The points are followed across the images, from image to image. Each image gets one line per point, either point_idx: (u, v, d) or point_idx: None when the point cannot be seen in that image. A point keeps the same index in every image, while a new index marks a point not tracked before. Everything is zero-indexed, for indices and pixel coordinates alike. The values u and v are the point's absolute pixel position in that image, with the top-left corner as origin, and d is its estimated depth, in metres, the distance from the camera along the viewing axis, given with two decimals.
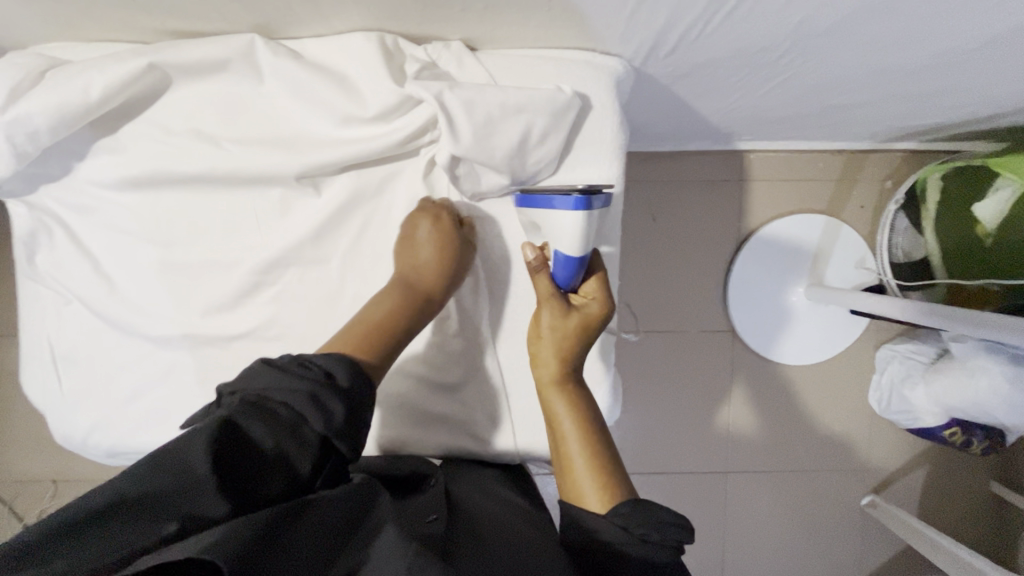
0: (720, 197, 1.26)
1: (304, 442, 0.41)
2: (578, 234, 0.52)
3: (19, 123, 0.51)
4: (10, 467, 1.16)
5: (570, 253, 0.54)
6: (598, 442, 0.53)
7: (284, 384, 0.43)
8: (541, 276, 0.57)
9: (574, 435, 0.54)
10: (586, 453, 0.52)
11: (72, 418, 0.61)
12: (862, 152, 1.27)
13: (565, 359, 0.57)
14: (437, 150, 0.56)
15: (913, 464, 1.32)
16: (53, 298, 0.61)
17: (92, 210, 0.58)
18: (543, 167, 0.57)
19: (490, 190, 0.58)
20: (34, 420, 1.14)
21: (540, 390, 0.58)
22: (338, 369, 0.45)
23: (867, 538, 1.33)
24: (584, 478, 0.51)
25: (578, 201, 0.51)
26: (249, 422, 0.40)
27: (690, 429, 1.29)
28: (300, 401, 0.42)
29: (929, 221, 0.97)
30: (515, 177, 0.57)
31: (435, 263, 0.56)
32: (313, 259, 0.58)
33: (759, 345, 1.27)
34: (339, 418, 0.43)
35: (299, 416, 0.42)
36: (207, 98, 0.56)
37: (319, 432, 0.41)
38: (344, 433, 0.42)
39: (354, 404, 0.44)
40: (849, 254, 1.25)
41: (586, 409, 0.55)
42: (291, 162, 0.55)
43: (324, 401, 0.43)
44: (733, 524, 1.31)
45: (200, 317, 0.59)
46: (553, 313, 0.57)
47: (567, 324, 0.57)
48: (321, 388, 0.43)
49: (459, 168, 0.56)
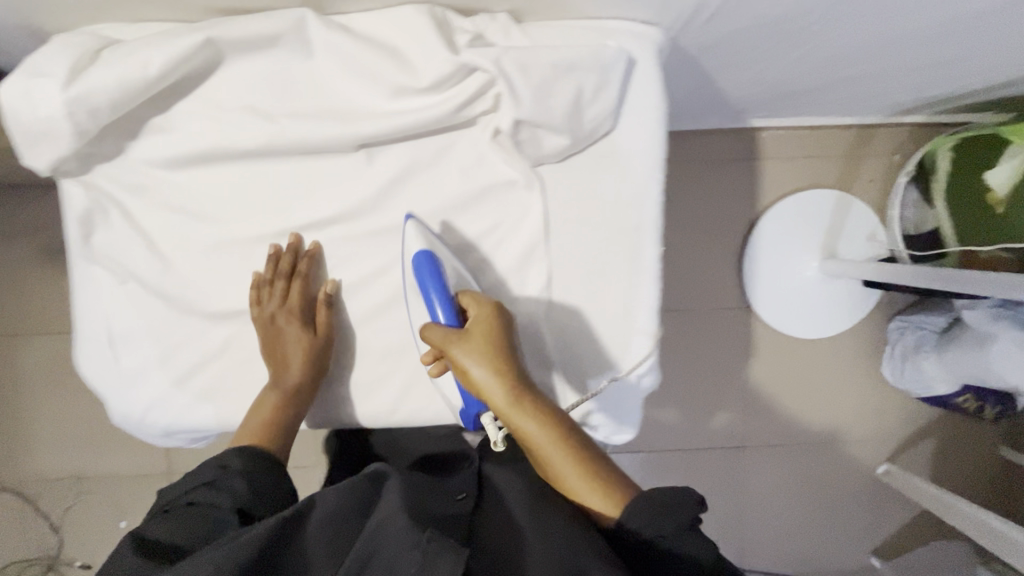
0: (733, 176, 1.29)
1: (220, 521, 0.49)
2: (421, 237, 0.57)
3: (81, 101, 0.50)
4: (38, 466, 1.18)
5: (422, 261, 0.56)
6: (576, 439, 0.52)
7: (186, 488, 0.52)
8: (433, 329, 0.55)
9: (555, 447, 0.51)
10: (571, 461, 0.50)
11: (131, 400, 0.62)
12: (870, 128, 1.30)
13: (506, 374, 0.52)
14: (498, 115, 0.57)
15: (925, 432, 1.35)
16: (107, 279, 0.60)
17: (148, 189, 0.58)
18: (600, 123, 0.58)
19: (550, 153, 0.58)
20: (64, 418, 1.17)
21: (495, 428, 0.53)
22: (232, 459, 0.55)
23: (882, 505, 1.36)
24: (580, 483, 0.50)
25: (409, 217, 0.59)
26: (166, 526, 0.48)
27: (706, 407, 1.32)
28: (201, 493, 0.51)
29: (941, 191, 1.01)
30: (574, 137, 0.57)
31: (302, 364, 0.60)
32: (366, 230, 0.60)
33: (777, 323, 1.29)
34: (241, 490, 0.52)
35: (212, 504, 0.50)
36: (260, 75, 0.56)
37: (230, 506, 0.50)
38: (260, 504, 0.52)
39: (254, 481, 0.54)
40: (861, 227, 1.27)
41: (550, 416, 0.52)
42: (350, 134, 0.57)
43: (222, 485, 0.52)
44: (749, 497, 1.34)
45: (258, 290, 0.60)
46: (474, 338, 0.54)
47: (484, 352, 0.53)
48: (216, 477, 0.53)
49: (521, 133, 0.57)
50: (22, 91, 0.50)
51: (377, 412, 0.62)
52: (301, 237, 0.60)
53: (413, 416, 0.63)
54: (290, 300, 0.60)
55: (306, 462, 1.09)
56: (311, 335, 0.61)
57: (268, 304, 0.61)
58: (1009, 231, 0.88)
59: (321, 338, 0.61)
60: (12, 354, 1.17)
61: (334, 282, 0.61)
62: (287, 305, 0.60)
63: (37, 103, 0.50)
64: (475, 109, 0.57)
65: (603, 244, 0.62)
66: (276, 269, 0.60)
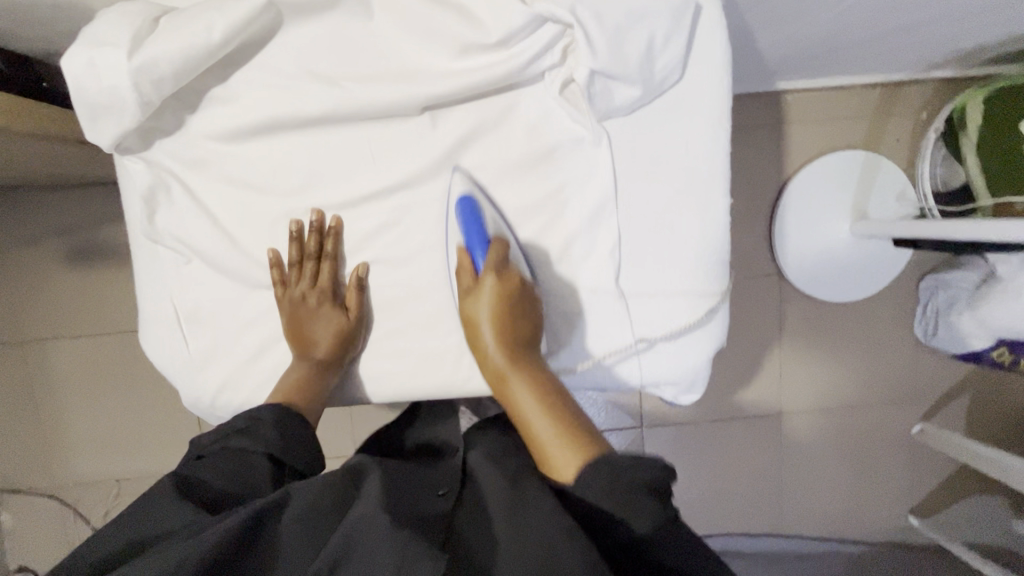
0: (759, 142, 1.27)
1: (256, 467, 0.51)
2: (466, 181, 0.58)
3: (145, 70, 0.49)
4: (74, 471, 1.16)
5: (462, 203, 0.57)
6: (560, 405, 0.52)
7: (219, 431, 0.52)
8: (463, 271, 0.58)
9: (539, 410, 0.52)
10: (553, 421, 0.51)
11: (200, 382, 0.61)
12: (896, 86, 1.26)
13: (506, 337, 0.56)
14: (572, 65, 0.55)
15: (961, 389, 1.34)
16: (173, 259, 0.60)
17: (207, 163, 0.57)
18: (670, 73, 0.56)
19: (621, 106, 0.57)
20: (97, 421, 1.16)
21: (496, 379, 0.56)
22: (262, 411, 0.54)
23: (922, 467, 1.35)
24: (551, 445, 0.49)
25: (457, 169, 0.59)
26: (201, 469, 0.49)
27: (740, 377, 1.30)
28: (233, 437, 0.52)
29: (971, 147, 0.98)
30: (645, 87, 0.56)
31: (333, 342, 0.59)
32: (430, 195, 0.59)
33: (811, 289, 1.25)
34: (273, 438, 0.52)
35: (243, 450, 0.51)
36: (319, 39, 0.54)
37: (264, 452, 0.51)
38: (291, 454, 0.53)
39: (287, 430, 0.53)
40: (889, 189, 1.22)
41: (543, 383, 0.54)
42: (415, 95, 0.55)
43: (254, 431, 0.52)
44: (787, 464, 1.33)
45: (323, 260, 0.59)
46: (483, 300, 0.56)
47: (498, 301, 0.55)
48: (247, 424, 0.53)
49: (593, 86, 0.55)
50: (86, 62, 0.49)
51: (444, 383, 0.60)
52: (365, 206, 0.59)
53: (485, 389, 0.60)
54: (321, 282, 0.60)
55: (348, 450, 1.08)
56: (343, 314, 0.60)
57: (297, 285, 0.60)
58: None
59: (354, 318, 0.60)
60: (44, 359, 1.14)
61: (365, 265, 0.60)
62: (320, 284, 0.60)
63: (102, 75, 0.49)
64: (543, 63, 0.55)
65: (672, 200, 0.60)
66: (302, 250, 0.59)
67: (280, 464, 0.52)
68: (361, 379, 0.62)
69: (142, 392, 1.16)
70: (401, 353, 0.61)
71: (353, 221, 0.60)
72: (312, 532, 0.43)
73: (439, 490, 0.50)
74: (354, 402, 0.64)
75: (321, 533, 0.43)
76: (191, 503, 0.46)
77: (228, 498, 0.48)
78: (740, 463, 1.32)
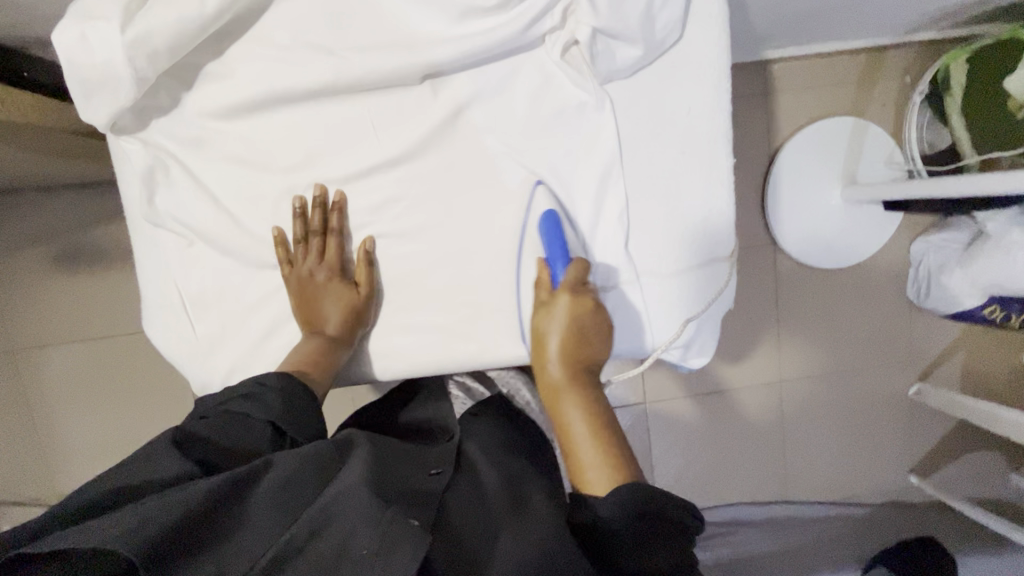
0: (748, 112, 1.26)
1: (256, 432, 0.50)
2: (547, 196, 0.58)
3: (139, 44, 0.48)
4: (71, 479, 1.13)
5: (547, 215, 0.56)
6: (612, 438, 0.49)
7: (225, 395, 0.52)
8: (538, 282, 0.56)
9: (588, 439, 0.49)
10: (602, 452, 0.48)
11: (208, 363, 0.61)
12: (881, 51, 1.25)
13: (573, 356, 0.53)
14: (573, 26, 0.54)
15: (954, 349, 1.34)
16: (175, 241, 0.60)
17: (205, 142, 0.57)
18: (671, 32, 0.56)
19: (623, 67, 0.56)
20: (92, 426, 1.13)
21: (549, 396, 0.53)
22: (269, 378, 0.54)
23: (919, 429, 1.36)
24: (594, 471, 0.48)
25: (540, 184, 0.58)
26: (201, 427, 0.49)
27: (739, 348, 1.30)
28: (236, 401, 0.51)
29: (956, 107, 0.99)
30: (647, 46, 0.55)
31: (344, 319, 0.58)
32: (430, 165, 0.58)
33: (804, 257, 1.25)
34: (277, 406, 0.52)
35: (245, 415, 0.51)
36: (312, 9, 0.53)
37: (265, 417, 0.51)
38: (293, 425, 0.52)
39: (292, 401, 0.53)
40: (877, 152, 1.22)
41: (598, 410, 0.51)
42: (415, 64, 0.54)
43: (258, 398, 0.52)
44: (790, 430, 1.33)
45: (327, 236, 0.59)
46: (556, 316, 0.53)
47: (573, 319, 0.53)
48: (252, 390, 0.53)
49: (596, 46, 0.54)
50: (78, 37, 0.48)
51: (454, 357, 0.59)
52: (367, 179, 0.59)
53: (495, 360, 0.60)
54: (328, 259, 0.59)
55: None
56: (353, 291, 0.59)
57: (304, 263, 0.59)
58: None
59: (363, 295, 0.59)
60: (35, 364, 1.10)
61: (371, 239, 0.60)
62: (328, 262, 0.59)
63: (96, 50, 0.49)
64: (544, 25, 0.55)
65: (676, 159, 0.60)
66: (307, 227, 0.58)
67: (280, 432, 0.52)
68: (371, 355, 0.62)
69: (141, 394, 1.12)
70: (409, 328, 0.60)
71: (356, 195, 0.59)
72: (284, 499, 0.42)
73: (432, 469, 0.51)
74: (363, 379, 0.63)
75: (296, 503, 0.42)
76: (187, 458, 0.46)
77: (224, 459, 0.47)
78: (740, 434, 1.32)
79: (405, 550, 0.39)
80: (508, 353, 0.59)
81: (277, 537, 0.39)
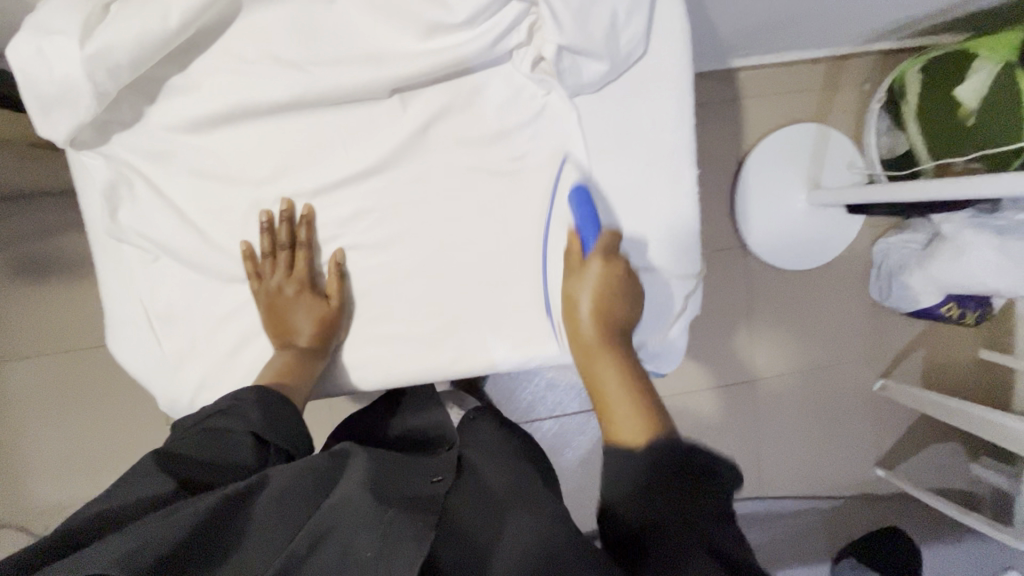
0: (716, 118, 1.29)
1: (237, 446, 0.49)
2: (577, 170, 0.59)
3: (98, 58, 0.48)
4: (19, 496, 1.06)
5: (578, 188, 0.58)
6: (642, 392, 0.51)
7: (204, 413, 0.52)
8: (570, 248, 0.58)
9: (620, 390, 0.51)
10: (632, 405, 0.50)
11: (176, 378, 0.60)
12: (842, 59, 1.29)
13: (604, 318, 0.55)
14: (540, 42, 0.55)
15: (916, 346, 1.38)
16: (138, 256, 0.59)
17: (170, 155, 0.57)
18: (635, 48, 0.57)
19: (590, 82, 0.57)
20: (49, 439, 1.07)
21: (581, 356, 0.55)
22: (247, 393, 0.54)
23: (887, 423, 1.39)
24: (624, 420, 0.50)
25: (567, 159, 0.60)
26: (181, 445, 0.48)
27: (709, 349, 1.33)
28: (214, 417, 0.50)
29: (912, 113, 1.04)
30: (612, 62, 0.56)
31: (316, 332, 0.58)
32: (400, 178, 0.59)
33: (772, 258, 1.28)
34: (256, 418, 0.51)
35: (223, 429, 0.49)
36: (278, 23, 0.53)
37: (246, 429, 0.50)
38: (275, 432, 0.52)
39: (270, 410, 0.53)
40: (839, 157, 1.26)
41: (629, 368, 0.53)
42: (383, 79, 0.55)
43: (237, 411, 0.51)
44: (764, 427, 1.36)
45: (296, 251, 0.59)
46: (586, 282, 0.55)
47: (603, 285, 0.55)
48: (231, 405, 0.52)
49: (562, 62, 0.55)
50: (35, 51, 0.48)
51: (426, 368, 0.60)
52: (337, 192, 0.59)
53: (467, 370, 0.60)
54: (297, 272, 0.59)
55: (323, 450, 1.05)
56: (323, 304, 0.59)
57: (272, 276, 0.59)
58: (982, 138, 0.90)
59: (335, 307, 0.60)
60: None
61: (342, 251, 0.60)
62: (298, 277, 0.59)
63: (53, 64, 0.48)
64: (511, 43, 0.56)
65: (643, 171, 0.61)
66: (274, 241, 0.58)
67: (263, 442, 0.51)
68: (343, 367, 0.62)
69: (107, 405, 1.07)
70: (381, 340, 0.61)
71: (326, 208, 0.59)
72: (286, 514, 0.41)
73: (434, 476, 0.52)
74: (335, 391, 0.63)
75: (295, 518, 0.41)
76: (171, 478, 0.44)
77: (203, 475, 0.46)
78: (714, 432, 1.35)
79: (406, 553, 0.39)
80: (478, 364, 0.60)
81: (282, 549, 0.39)
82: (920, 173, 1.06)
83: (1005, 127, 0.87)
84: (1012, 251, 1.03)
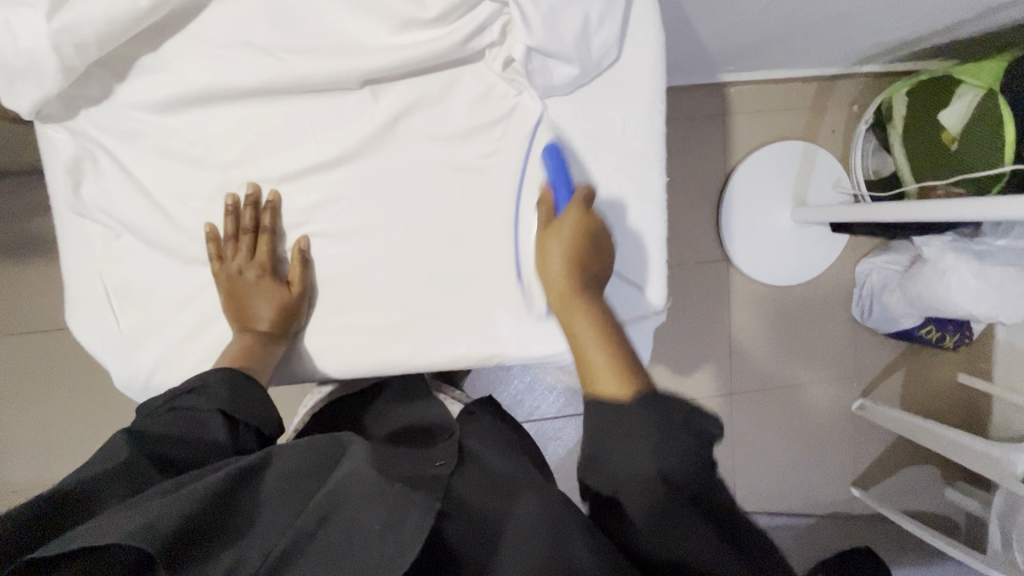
0: (705, 131, 1.29)
1: (209, 426, 0.49)
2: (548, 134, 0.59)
3: (66, 32, 0.48)
4: None
5: (548, 147, 0.57)
6: (619, 340, 0.46)
7: (169, 391, 0.51)
8: (541, 205, 0.56)
9: (596, 338, 0.46)
10: (606, 350, 0.45)
11: (131, 357, 0.60)
12: (830, 80, 1.31)
13: (578, 267, 0.51)
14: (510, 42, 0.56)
15: (895, 367, 1.38)
16: (101, 233, 0.59)
17: (137, 134, 0.57)
18: (607, 54, 0.58)
19: (561, 83, 0.58)
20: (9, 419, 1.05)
21: (557, 312, 0.51)
22: (214, 374, 0.53)
23: (863, 443, 1.39)
24: (600, 367, 0.44)
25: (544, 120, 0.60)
26: (151, 425, 0.47)
27: (688, 361, 1.32)
28: (180, 395, 0.50)
29: (897, 136, 1.04)
30: (583, 66, 0.57)
31: (275, 318, 0.58)
32: (367, 168, 0.59)
33: (753, 272, 1.29)
34: (224, 396, 0.51)
35: (191, 410, 0.49)
36: (252, 10, 0.54)
37: (215, 408, 0.50)
38: (242, 409, 0.52)
39: (238, 389, 0.53)
40: (825, 176, 1.27)
41: (607, 317, 0.48)
42: (354, 70, 0.55)
43: (206, 390, 0.51)
44: (740, 441, 1.36)
45: (260, 236, 0.59)
46: (557, 237, 0.53)
47: (574, 234, 0.52)
48: (197, 384, 0.51)
49: (532, 64, 0.56)
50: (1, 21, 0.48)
51: (384, 360, 0.59)
52: (303, 179, 0.59)
53: (425, 364, 0.60)
54: (260, 256, 0.59)
55: None
56: (285, 291, 0.59)
57: (233, 260, 0.59)
58: (963, 164, 0.90)
59: (296, 294, 0.59)
60: None
61: (306, 238, 0.60)
62: (262, 262, 0.59)
63: (20, 35, 0.48)
64: (482, 42, 0.56)
65: (613, 175, 0.61)
66: (238, 225, 0.58)
67: (232, 421, 0.51)
68: (301, 356, 0.62)
69: (66, 385, 1.05)
70: (341, 329, 0.61)
71: (292, 195, 0.59)
72: (294, 493, 0.41)
73: (436, 460, 0.51)
74: (294, 379, 0.63)
75: (300, 494, 0.41)
76: (146, 458, 0.45)
77: (179, 454, 0.47)
78: None
79: (415, 518, 0.40)
80: (437, 357, 0.60)
81: (289, 525, 0.39)
82: (904, 195, 1.07)
83: (985, 155, 0.87)
84: (988, 278, 1.04)
